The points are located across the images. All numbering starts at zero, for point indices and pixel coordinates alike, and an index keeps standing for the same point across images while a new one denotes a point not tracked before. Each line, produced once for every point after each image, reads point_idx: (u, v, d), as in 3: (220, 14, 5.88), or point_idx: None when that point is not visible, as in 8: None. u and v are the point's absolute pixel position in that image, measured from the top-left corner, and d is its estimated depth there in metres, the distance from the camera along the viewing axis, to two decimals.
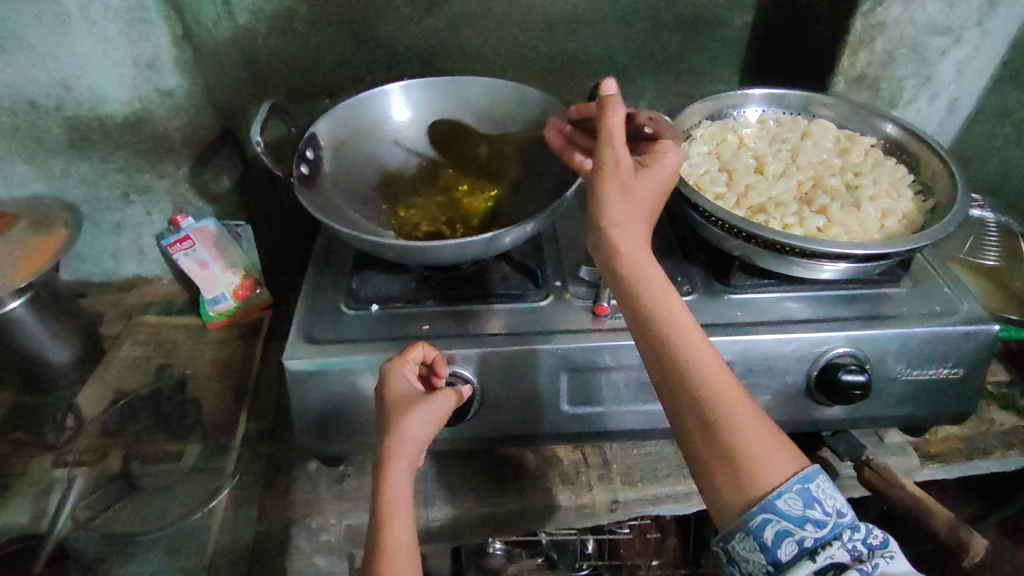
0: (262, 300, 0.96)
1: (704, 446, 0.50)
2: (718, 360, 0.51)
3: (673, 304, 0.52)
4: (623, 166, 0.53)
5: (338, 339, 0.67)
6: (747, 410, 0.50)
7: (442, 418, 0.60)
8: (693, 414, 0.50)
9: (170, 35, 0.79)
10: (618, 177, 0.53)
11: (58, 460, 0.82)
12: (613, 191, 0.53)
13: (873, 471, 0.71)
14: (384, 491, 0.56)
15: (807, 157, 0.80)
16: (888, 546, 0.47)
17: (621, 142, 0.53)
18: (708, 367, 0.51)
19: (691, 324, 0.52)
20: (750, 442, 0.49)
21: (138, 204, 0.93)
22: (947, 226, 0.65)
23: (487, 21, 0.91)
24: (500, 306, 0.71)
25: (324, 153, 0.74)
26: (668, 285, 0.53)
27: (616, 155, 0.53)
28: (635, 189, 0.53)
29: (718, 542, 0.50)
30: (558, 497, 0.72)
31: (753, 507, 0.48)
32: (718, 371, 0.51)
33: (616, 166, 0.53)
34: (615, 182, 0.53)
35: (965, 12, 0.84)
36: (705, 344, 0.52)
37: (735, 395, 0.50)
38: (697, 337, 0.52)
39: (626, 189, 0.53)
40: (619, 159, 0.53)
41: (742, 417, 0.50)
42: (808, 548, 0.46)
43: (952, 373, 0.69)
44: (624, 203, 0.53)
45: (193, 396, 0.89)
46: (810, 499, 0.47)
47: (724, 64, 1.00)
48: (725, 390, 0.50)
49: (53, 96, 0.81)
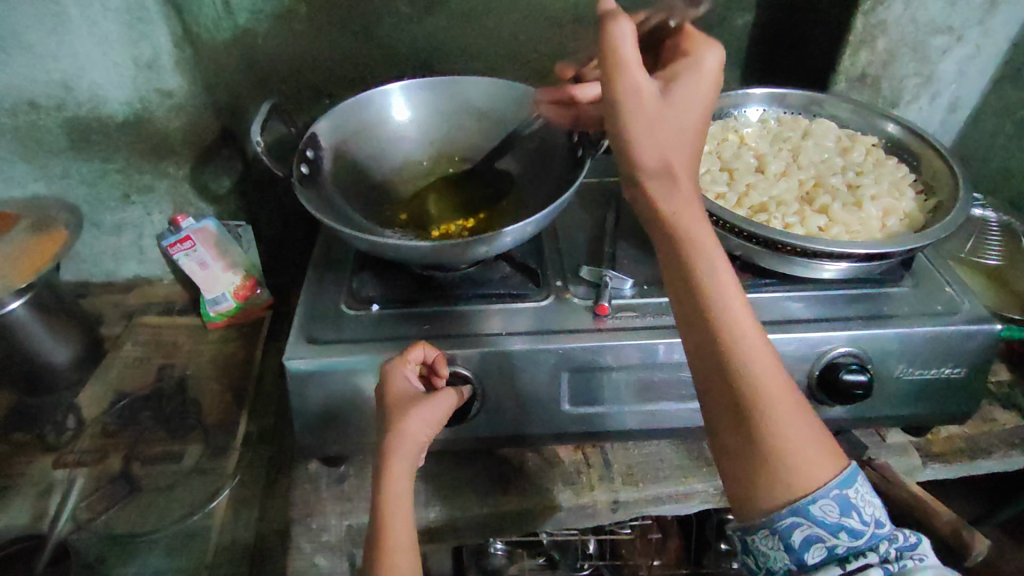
0: (262, 301, 0.95)
1: (736, 435, 0.47)
2: (763, 341, 0.47)
3: (719, 273, 0.48)
4: (646, 97, 0.48)
5: (338, 340, 0.67)
6: (790, 399, 0.47)
7: (443, 415, 0.60)
8: (729, 399, 0.47)
9: (171, 36, 0.80)
10: (642, 110, 0.48)
11: (59, 461, 0.81)
12: (638, 126, 0.48)
13: (874, 471, 0.75)
14: (387, 491, 0.56)
15: (808, 157, 0.80)
16: (919, 547, 0.47)
17: (639, 69, 0.48)
18: (752, 349, 0.47)
19: (738, 298, 0.48)
20: (790, 437, 0.46)
21: (138, 204, 0.93)
22: (948, 226, 0.65)
23: (487, 21, 0.91)
24: (500, 306, 0.70)
25: (324, 153, 0.74)
26: (717, 252, 0.49)
27: (638, 85, 0.48)
28: (665, 124, 0.48)
29: (737, 530, 0.50)
30: (559, 497, 0.72)
31: (783, 507, 0.46)
32: (762, 351, 0.47)
33: (636, 98, 0.48)
34: (641, 119, 0.48)
35: (965, 11, 0.84)
36: (751, 326, 0.48)
37: (779, 382, 0.46)
38: (743, 314, 0.48)
39: (653, 124, 0.48)
40: (639, 88, 0.48)
41: (784, 407, 0.46)
42: (838, 554, 0.47)
43: (954, 373, 0.69)
44: (651, 140, 0.48)
45: (193, 397, 0.89)
46: (848, 508, 0.46)
47: (724, 64, 0.99)
48: (767, 373, 0.46)
49: (53, 97, 0.81)
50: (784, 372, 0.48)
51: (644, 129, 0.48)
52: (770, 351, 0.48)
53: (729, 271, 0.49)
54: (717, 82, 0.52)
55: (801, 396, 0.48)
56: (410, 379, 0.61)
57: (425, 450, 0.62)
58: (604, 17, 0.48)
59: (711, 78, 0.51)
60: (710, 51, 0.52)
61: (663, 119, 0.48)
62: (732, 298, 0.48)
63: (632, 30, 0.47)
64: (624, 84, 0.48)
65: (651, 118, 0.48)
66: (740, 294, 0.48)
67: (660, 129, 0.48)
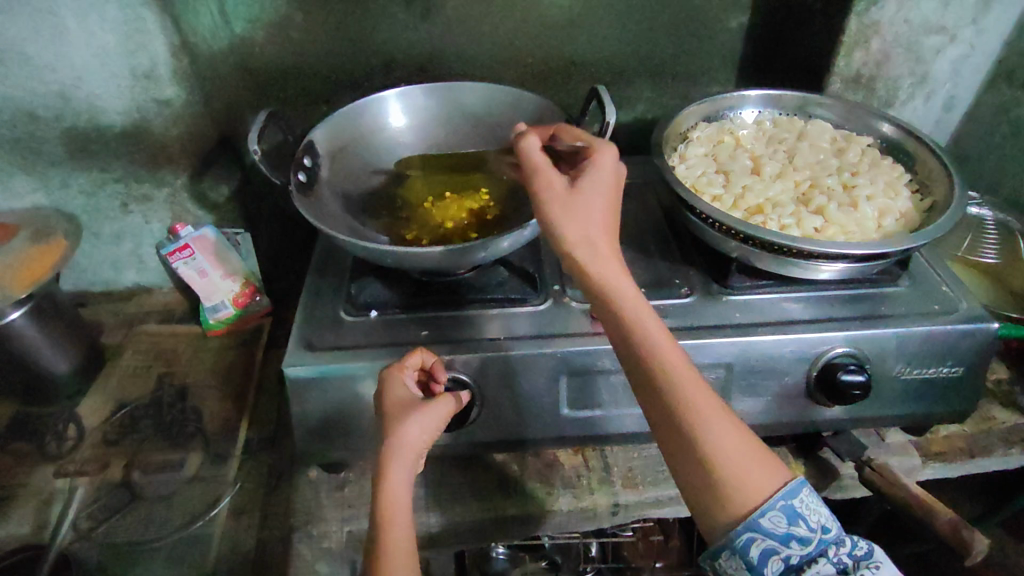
0: (260, 308, 0.96)
1: (683, 466, 0.50)
2: (693, 373, 0.51)
3: (645, 319, 0.52)
4: (557, 185, 0.53)
5: (338, 346, 0.67)
6: (726, 424, 0.50)
7: (437, 426, 0.60)
8: (672, 433, 0.50)
9: (168, 46, 0.80)
10: (555, 199, 0.53)
11: (60, 470, 0.81)
12: (554, 211, 0.52)
13: (873, 471, 0.71)
14: (382, 499, 0.56)
15: (804, 158, 0.80)
16: (873, 556, 0.48)
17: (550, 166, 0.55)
18: (683, 385, 0.50)
19: (667, 340, 0.52)
20: (730, 460, 0.49)
21: (137, 213, 0.93)
22: (943, 225, 0.65)
23: (482, 27, 0.91)
24: (499, 310, 0.71)
25: (321, 160, 0.74)
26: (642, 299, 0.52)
27: (548, 178, 0.54)
28: (578, 202, 0.53)
29: (703, 558, 0.51)
30: (559, 501, 0.72)
31: (737, 525, 0.48)
32: (695, 385, 0.50)
33: (548, 187, 0.54)
34: (556, 206, 0.52)
35: (959, 11, 0.84)
36: (681, 359, 0.51)
37: (713, 409, 0.50)
38: (673, 353, 0.51)
39: (566, 206, 0.52)
40: (550, 180, 0.54)
41: (722, 434, 0.50)
42: (794, 565, 0.48)
43: (952, 372, 0.69)
44: (571, 220, 0.52)
45: (193, 404, 0.89)
46: (794, 516, 0.48)
47: (720, 66, 1.00)
48: (701, 405, 0.50)
49: (51, 108, 0.82)
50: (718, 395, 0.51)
51: (562, 210, 0.52)
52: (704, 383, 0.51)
53: (654, 314, 0.52)
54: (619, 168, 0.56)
55: (738, 416, 0.52)
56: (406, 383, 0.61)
57: (424, 456, 0.63)
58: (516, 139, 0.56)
59: (611, 161, 0.55)
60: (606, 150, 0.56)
61: (577, 199, 0.53)
62: (660, 340, 0.51)
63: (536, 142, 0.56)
64: (539, 182, 0.54)
65: (565, 202, 0.53)
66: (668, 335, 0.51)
67: (573, 207, 0.52)
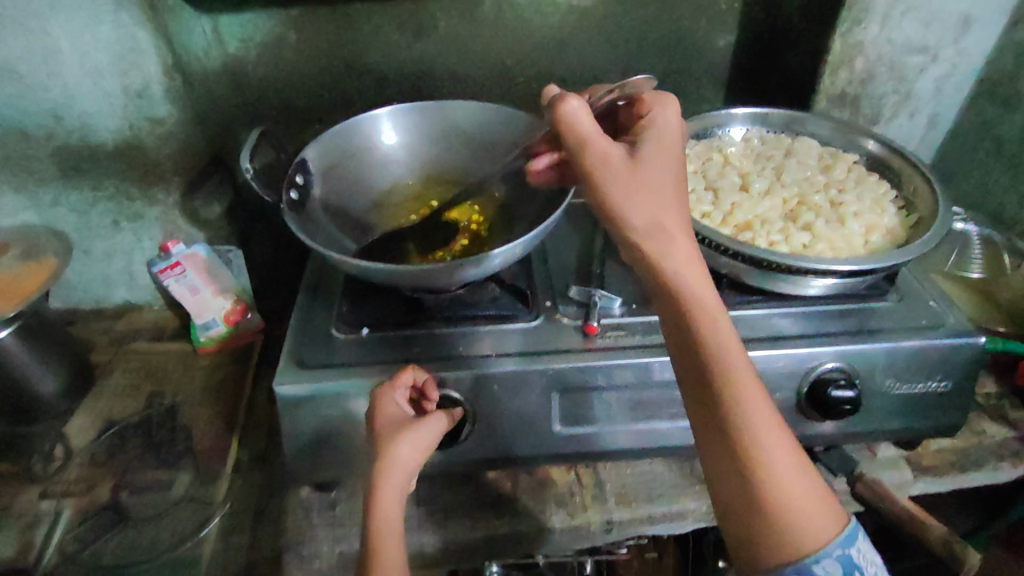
0: (252, 325, 0.96)
1: (734, 488, 0.50)
2: (763, 401, 0.51)
3: (720, 333, 0.52)
4: (618, 162, 0.52)
5: (329, 364, 0.67)
6: (787, 454, 0.50)
7: (426, 447, 0.59)
8: (726, 453, 0.50)
9: (161, 65, 0.80)
10: (616, 176, 0.52)
11: (46, 492, 0.80)
12: (617, 190, 0.52)
13: (864, 486, 0.72)
14: (376, 522, 0.55)
15: (791, 175, 0.81)
16: None
17: (604, 136, 0.52)
18: (752, 411, 0.50)
19: (738, 357, 0.52)
20: (789, 493, 0.49)
21: (128, 231, 0.93)
22: (929, 241, 0.66)
23: (474, 46, 0.92)
24: (491, 328, 0.71)
25: (314, 178, 0.74)
26: (717, 309, 0.53)
27: (604, 152, 0.52)
28: (642, 180, 0.52)
29: None
30: (552, 519, 0.71)
31: (787, 565, 0.48)
32: (759, 408, 0.50)
33: (604, 162, 0.52)
34: (619, 185, 0.52)
35: (940, 31, 0.86)
36: (754, 385, 0.51)
37: (776, 437, 0.50)
38: (743, 373, 0.51)
39: (633, 184, 0.52)
40: (609, 157, 0.52)
41: (783, 464, 0.49)
42: None
43: (940, 387, 0.70)
44: (633, 201, 0.52)
45: (183, 423, 0.88)
46: (850, 567, 0.48)
47: (708, 84, 1.02)
48: (766, 431, 0.50)
49: (42, 127, 0.81)
50: (783, 427, 0.51)
51: (624, 189, 0.52)
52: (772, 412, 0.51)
53: (729, 329, 0.52)
54: (679, 133, 0.56)
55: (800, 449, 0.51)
56: (399, 403, 0.61)
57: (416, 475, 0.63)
58: (559, 102, 0.52)
59: (671, 125, 0.56)
60: (664, 114, 0.56)
61: (641, 178, 0.52)
62: (729, 356, 0.51)
63: (583, 108, 0.52)
64: (593, 155, 0.52)
65: (627, 179, 0.52)
66: (741, 352, 0.51)
67: (641, 187, 0.52)
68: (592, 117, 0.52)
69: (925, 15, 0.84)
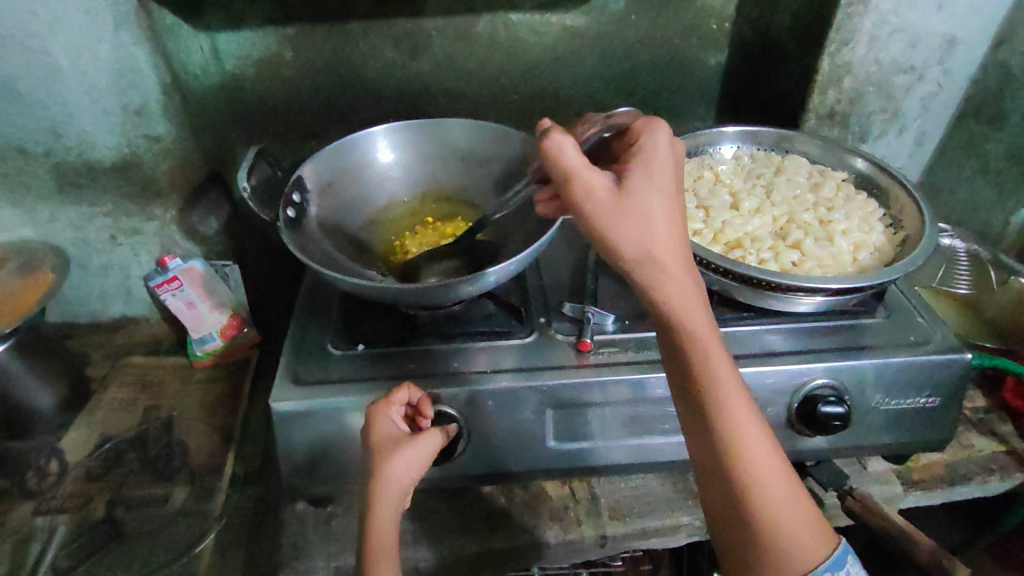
0: (248, 339, 0.96)
1: (731, 517, 0.52)
2: (755, 428, 0.52)
3: (715, 364, 0.52)
4: (608, 197, 0.49)
5: (325, 380, 0.67)
6: (783, 485, 0.51)
7: (421, 464, 0.60)
8: (724, 486, 0.52)
9: (159, 83, 0.81)
10: (607, 212, 0.48)
11: (40, 507, 0.80)
12: (609, 227, 0.49)
13: (856, 501, 0.72)
14: (375, 536, 0.56)
15: (781, 193, 0.82)
16: None
17: (595, 169, 0.49)
18: (745, 441, 0.51)
19: (736, 392, 0.52)
20: (784, 524, 0.51)
21: (125, 246, 0.93)
22: (916, 259, 0.67)
23: (469, 64, 0.94)
24: (485, 343, 0.72)
25: (310, 196, 0.75)
26: (717, 345, 0.52)
27: (595, 188, 0.48)
28: (635, 215, 0.49)
29: None
30: (547, 534, 0.72)
31: None
32: (757, 442, 0.52)
33: (592, 198, 0.48)
34: (610, 223, 0.49)
35: (926, 51, 0.88)
36: (746, 413, 0.52)
37: (772, 468, 0.52)
38: (741, 409, 0.52)
39: (625, 220, 0.48)
40: (601, 193, 0.48)
41: (778, 495, 0.51)
42: None
43: (928, 403, 0.71)
44: (626, 237, 0.49)
45: (180, 438, 0.88)
46: None
47: (700, 101, 1.03)
48: (758, 459, 0.51)
49: (41, 144, 0.82)
50: (775, 450, 0.52)
51: (616, 225, 0.48)
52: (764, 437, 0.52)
53: (729, 365, 0.52)
54: (674, 153, 0.53)
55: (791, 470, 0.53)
56: (392, 416, 0.61)
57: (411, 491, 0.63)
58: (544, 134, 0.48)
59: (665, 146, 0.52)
60: (658, 135, 0.52)
61: (634, 212, 0.49)
62: (728, 392, 0.52)
63: (570, 141, 0.48)
64: (582, 192, 0.48)
65: (619, 214, 0.48)
66: (737, 383, 0.52)
67: (634, 223, 0.48)
68: (580, 150, 0.48)
69: (911, 37, 0.86)
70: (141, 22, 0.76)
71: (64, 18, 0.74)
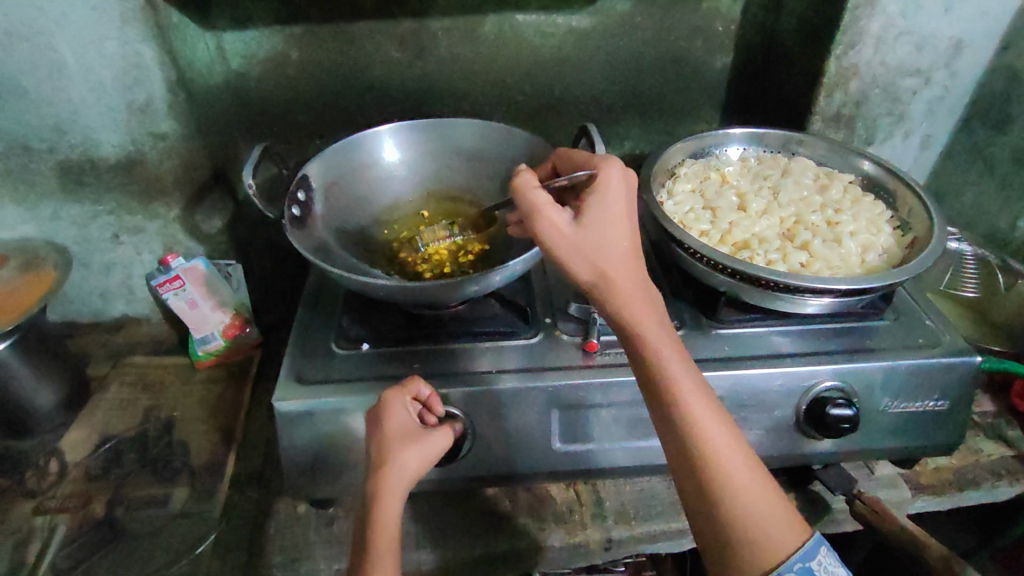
0: (251, 339, 0.97)
1: (704, 519, 0.51)
2: (721, 430, 0.52)
3: (672, 368, 0.53)
4: (562, 224, 0.54)
5: (328, 380, 0.67)
6: (751, 481, 0.51)
7: (419, 451, 0.59)
8: (694, 484, 0.52)
9: (165, 81, 0.79)
10: (562, 240, 0.54)
11: (39, 507, 0.79)
12: (561, 249, 0.54)
13: (865, 506, 0.71)
14: (377, 532, 0.55)
15: (788, 194, 0.81)
16: None
17: (551, 202, 0.54)
18: (711, 439, 0.52)
19: (694, 390, 0.53)
20: (752, 518, 0.50)
21: (128, 245, 0.93)
22: (925, 260, 0.67)
23: (475, 65, 0.94)
24: (490, 344, 0.71)
25: (315, 194, 0.75)
26: (674, 350, 0.54)
27: (553, 220, 0.54)
28: (586, 238, 0.54)
29: None
30: (552, 537, 0.71)
31: None
32: (721, 439, 0.52)
33: (551, 227, 0.54)
34: (563, 245, 0.54)
35: (932, 54, 0.88)
36: (711, 415, 0.52)
37: (738, 463, 0.51)
38: (701, 406, 0.53)
39: (574, 244, 0.54)
40: (555, 222, 0.54)
41: (743, 487, 0.51)
42: None
43: (938, 406, 0.71)
44: (579, 260, 0.54)
45: (180, 438, 0.87)
46: None
47: (705, 104, 1.03)
48: (726, 458, 0.51)
49: (45, 141, 0.81)
50: (745, 452, 0.52)
51: (569, 251, 0.54)
52: (732, 438, 0.52)
53: (686, 365, 0.54)
54: (629, 182, 0.56)
55: (764, 471, 0.52)
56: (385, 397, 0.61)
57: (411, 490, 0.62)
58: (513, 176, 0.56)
59: (620, 175, 0.56)
60: (612, 166, 0.57)
61: (584, 239, 0.54)
62: (686, 391, 0.53)
63: (532, 180, 0.55)
64: (540, 221, 0.54)
65: (572, 241, 0.54)
66: (696, 384, 0.53)
67: (584, 246, 0.54)
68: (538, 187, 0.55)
69: (917, 40, 0.86)
70: (148, 20, 0.75)
71: (71, 14, 0.73)
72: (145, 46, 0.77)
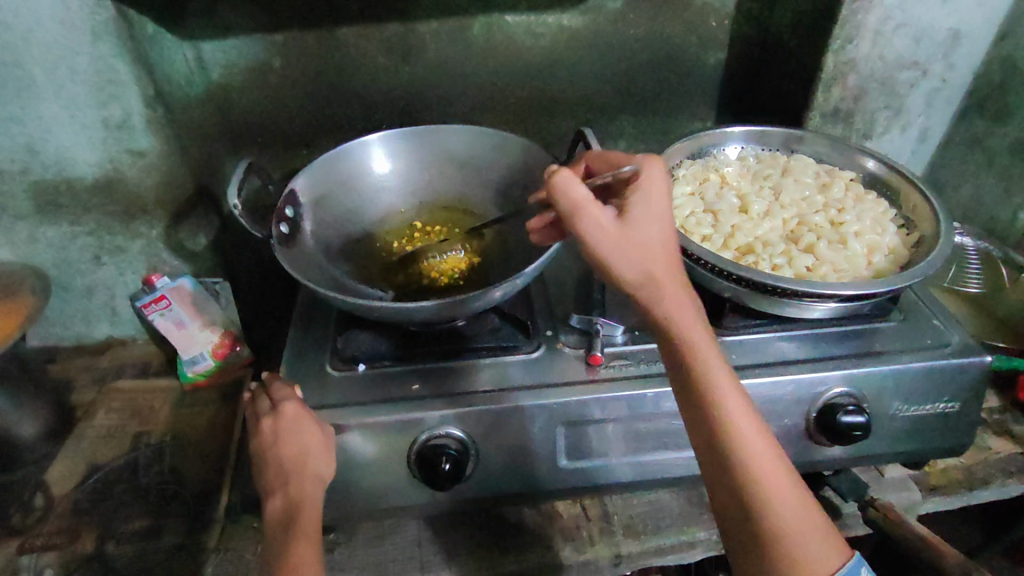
0: (241, 359, 0.93)
1: (739, 523, 0.50)
2: (760, 435, 0.51)
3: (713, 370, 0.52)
4: (606, 222, 0.52)
5: (323, 405, 0.64)
6: (790, 488, 0.50)
7: (320, 440, 0.60)
8: (731, 487, 0.50)
9: (141, 96, 0.76)
10: (604, 236, 0.52)
11: (25, 546, 0.75)
12: (603, 247, 0.52)
13: (877, 512, 0.70)
14: (299, 521, 0.58)
15: (790, 194, 0.80)
16: None
17: (595, 199, 0.52)
18: (749, 442, 0.50)
19: (734, 392, 0.52)
20: (791, 526, 0.48)
21: (110, 265, 0.89)
22: (935, 262, 0.65)
23: (464, 68, 0.91)
24: (491, 359, 0.69)
25: (304, 210, 0.72)
26: (712, 351, 0.53)
27: (595, 217, 0.52)
28: (629, 237, 0.52)
29: None
30: (560, 554, 0.69)
31: None
32: (760, 444, 0.51)
33: (593, 225, 0.52)
34: (606, 242, 0.52)
35: (930, 46, 0.86)
36: (751, 420, 0.51)
37: (777, 470, 0.50)
38: (740, 409, 0.51)
39: (616, 243, 0.52)
40: (598, 219, 0.52)
41: (783, 495, 0.49)
42: None
43: (948, 408, 0.69)
44: (621, 258, 0.52)
45: (171, 466, 0.84)
46: None
47: (699, 101, 1.01)
48: (764, 462, 0.50)
49: (17, 162, 0.77)
50: (782, 457, 0.51)
51: (611, 249, 0.52)
52: (770, 444, 0.51)
53: (726, 369, 0.53)
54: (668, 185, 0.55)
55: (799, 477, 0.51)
56: (278, 404, 0.62)
57: (325, 472, 0.60)
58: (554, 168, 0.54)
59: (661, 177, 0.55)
60: (654, 167, 0.55)
61: (626, 238, 0.52)
62: (727, 399, 0.51)
63: (576, 175, 0.52)
64: (582, 218, 0.52)
65: (615, 239, 0.52)
66: (736, 386, 0.52)
67: (628, 244, 0.52)
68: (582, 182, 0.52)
69: (915, 32, 0.84)
70: (121, 32, 0.72)
71: (38, 28, 0.69)
72: (120, 61, 0.73)
